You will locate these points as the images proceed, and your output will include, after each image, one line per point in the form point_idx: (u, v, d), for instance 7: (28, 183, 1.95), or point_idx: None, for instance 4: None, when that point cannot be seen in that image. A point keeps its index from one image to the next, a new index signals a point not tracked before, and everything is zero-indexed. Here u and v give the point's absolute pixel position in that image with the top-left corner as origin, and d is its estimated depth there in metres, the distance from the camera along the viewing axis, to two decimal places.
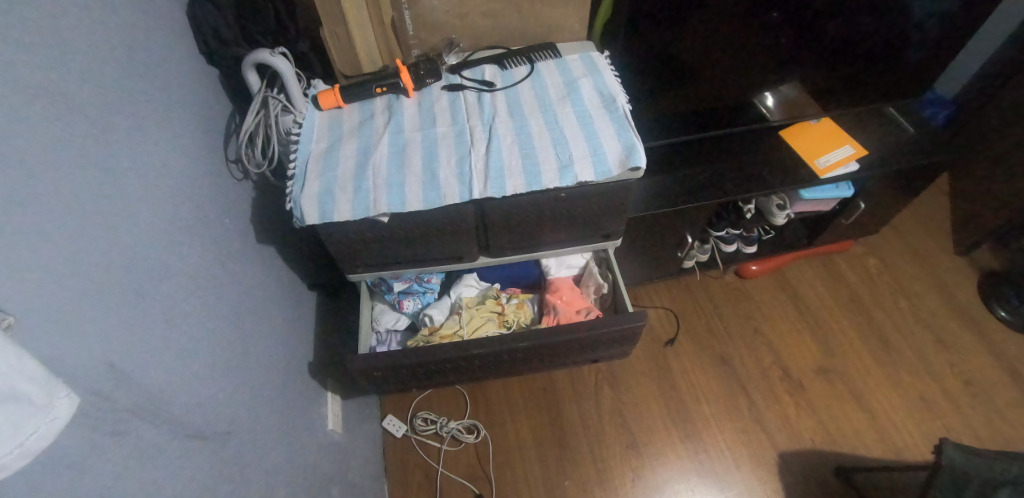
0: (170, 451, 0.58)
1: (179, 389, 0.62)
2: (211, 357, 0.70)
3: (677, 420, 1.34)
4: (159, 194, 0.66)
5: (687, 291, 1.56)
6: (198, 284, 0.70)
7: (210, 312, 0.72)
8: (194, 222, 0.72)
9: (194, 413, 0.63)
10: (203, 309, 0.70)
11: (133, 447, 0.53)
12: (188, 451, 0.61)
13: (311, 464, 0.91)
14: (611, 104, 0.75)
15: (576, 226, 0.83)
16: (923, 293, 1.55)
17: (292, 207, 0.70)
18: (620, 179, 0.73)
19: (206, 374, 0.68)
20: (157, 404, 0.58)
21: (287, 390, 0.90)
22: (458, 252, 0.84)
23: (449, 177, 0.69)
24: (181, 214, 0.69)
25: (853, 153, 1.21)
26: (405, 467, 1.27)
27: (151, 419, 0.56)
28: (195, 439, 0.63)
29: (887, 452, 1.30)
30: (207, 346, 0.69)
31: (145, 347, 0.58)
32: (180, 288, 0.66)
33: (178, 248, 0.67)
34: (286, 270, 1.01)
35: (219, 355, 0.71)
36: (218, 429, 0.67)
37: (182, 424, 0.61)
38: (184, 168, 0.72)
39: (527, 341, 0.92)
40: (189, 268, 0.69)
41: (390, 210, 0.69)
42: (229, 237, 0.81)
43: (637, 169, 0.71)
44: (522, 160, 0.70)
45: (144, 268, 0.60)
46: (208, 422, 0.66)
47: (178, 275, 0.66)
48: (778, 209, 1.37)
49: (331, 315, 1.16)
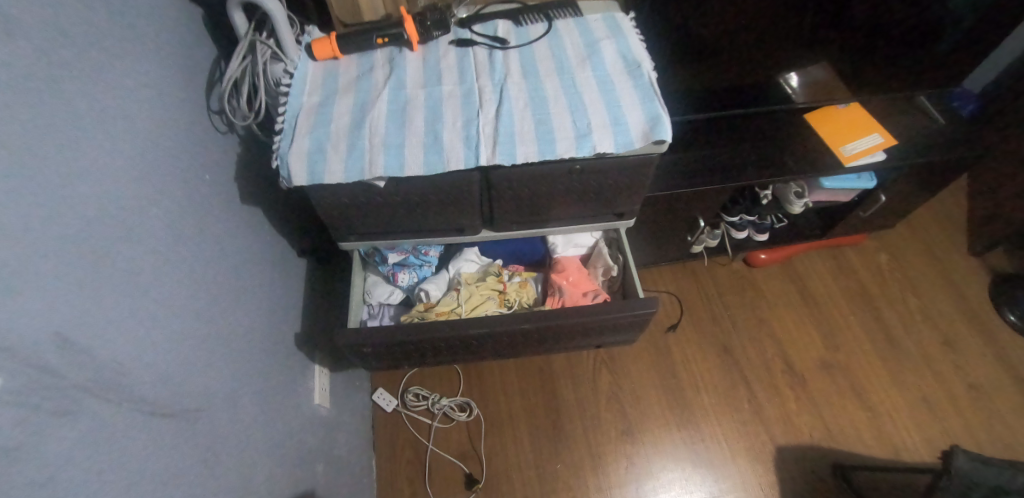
0: (133, 430, 0.53)
1: (142, 364, 0.56)
2: (182, 327, 0.64)
3: (677, 410, 1.30)
4: (126, 147, 0.59)
5: (693, 276, 1.51)
6: (170, 248, 0.64)
7: (184, 278, 0.66)
8: (166, 178, 0.66)
9: (160, 390, 0.58)
10: (177, 274, 0.65)
11: (87, 428, 0.48)
12: (153, 430, 0.56)
13: (293, 438, 0.87)
14: (635, 70, 0.68)
15: (588, 202, 0.77)
16: (933, 292, 1.51)
17: (279, 165, 0.63)
18: (642, 152, 0.66)
19: (176, 345, 0.62)
20: (116, 381, 0.53)
21: (269, 363, 0.85)
22: (459, 224, 0.79)
23: (454, 141, 0.63)
24: (151, 169, 0.63)
25: (881, 142, 1.13)
26: (395, 442, 1.24)
27: (106, 396, 0.51)
28: (161, 417, 0.58)
29: (885, 450, 1.29)
30: (179, 315, 0.64)
31: (102, 316, 0.52)
32: (147, 250, 0.60)
33: (146, 207, 0.61)
34: (274, 233, 0.95)
35: (193, 324, 0.67)
36: (189, 406, 0.63)
37: (147, 402, 0.56)
38: (156, 118, 0.65)
39: (529, 322, 0.87)
40: (159, 230, 0.63)
41: (387, 173, 0.62)
42: (208, 198, 0.74)
43: (661, 141, 0.64)
44: (536, 126, 0.63)
45: (102, 229, 0.54)
46: (175, 397, 0.61)
47: (145, 236, 0.60)
48: (795, 197, 1.27)
49: (321, 284, 1.11)
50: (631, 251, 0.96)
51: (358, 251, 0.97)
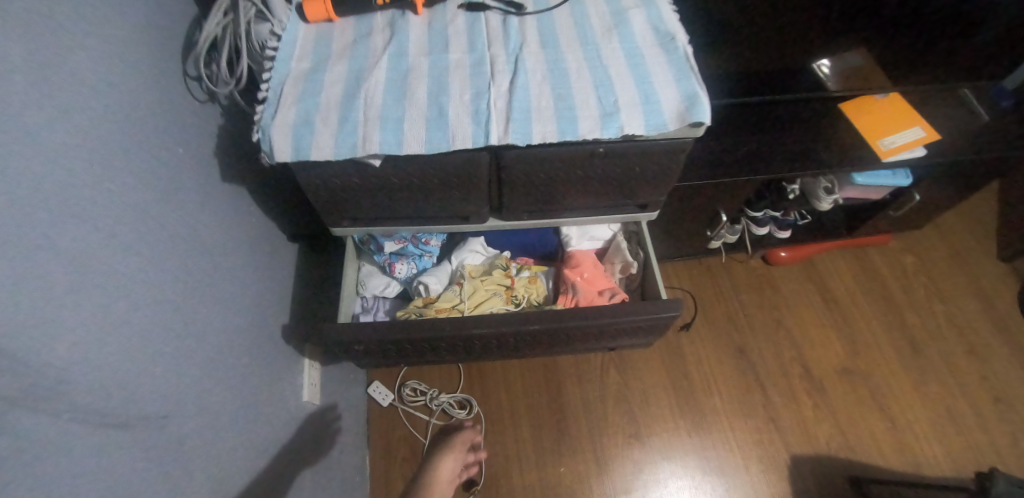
0: (86, 445, 0.46)
1: (97, 366, 0.49)
2: (152, 319, 0.58)
3: (688, 414, 1.24)
4: (85, 114, 0.51)
5: (708, 273, 1.43)
6: (139, 231, 0.58)
7: (156, 264, 0.60)
8: (137, 151, 0.59)
9: (123, 391, 0.52)
10: (147, 261, 0.58)
11: (31, 445, 0.41)
12: (112, 442, 0.49)
13: (275, 438, 0.81)
14: (668, 42, 0.60)
15: (607, 191, 0.70)
16: (960, 298, 1.43)
17: (260, 137, 0.56)
18: (676, 135, 0.59)
19: (144, 340, 0.56)
20: (66, 389, 0.45)
21: (252, 357, 0.78)
22: (464, 212, 0.72)
23: (461, 116, 0.55)
24: (120, 141, 0.56)
25: (921, 138, 1.02)
26: (390, 439, 1.18)
27: (53, 408, 0.44)
28: (125, 423, 0.51)
29: (905, 463, 1.23)
30: (149, 306, 0.57)
31: (50, 312, 0.45)
32: (113, 233, 0.53)
33: (109, 184, 0.54)
34: (259, 215, 0.87)
35: (165, 317, 0.60)
36: (158, 408, 0.56)
37: (104, 411, 0.49)
38: (122, 82, 0.57)
39: (538, 322, 0.80)
40: (127, 210, 0.56)
41: (383, 150, 0.55)
42: (183, 175, 0.67)
43: (699, 124, 0.57)
44: (555, 102, 0.56)
45: (52, 210, 0.46)
46: (141, 398, 0.54)
47: (107, 217, 0.53)
48: (824, 192, 1.18)
49: (308, 270, 1.04)
50: (653, 246, 0.90)
51: (353, 238, 0.90)
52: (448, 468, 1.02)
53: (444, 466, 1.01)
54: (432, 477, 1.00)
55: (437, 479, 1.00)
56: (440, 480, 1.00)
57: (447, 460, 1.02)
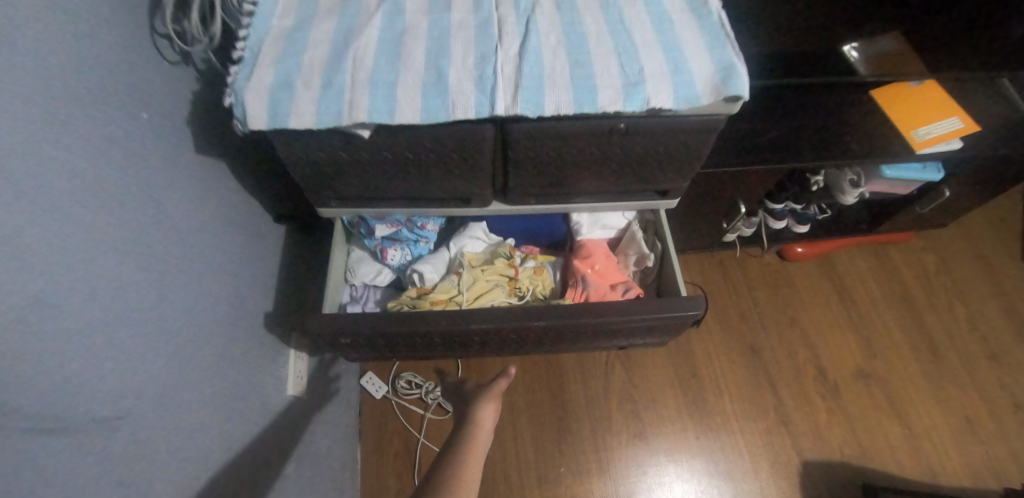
0: (30, 449, 0.41)
1: (44, 361, 0.43)
2: (113, 308, 0.52)
3: (696, 415, 1.18)
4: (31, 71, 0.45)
5: (721, 267, 1.37)
6: (100, 210, 0.52)
7: (119, 247, 0.54)
8: (99, 120, 0.53)
9: (75, 389, 0.46)
10: (108, 243, 0.53)
11: None
12: (60, 446, 0.44)
13: (253, 433, 0.75)
14: (701, 7, 0.54)
15: (622, 174, 0.64)
16: (983, 301, 1.36)
17: (232, 102, 0.50)
18: (709, 111, 0.53)
19: (104, 332, 0.51)
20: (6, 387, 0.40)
21: (229, 347, 0.73)
22: (464, 193, 0.65)
23: (463, 82, 0.49)
24: (78, 108, 0.50)
25: (961, 128, 0.96)
26: (382, 432, 1.12)
27: None
28: (79, 423, 0.46)
29: (920, 472, 1.17)
30: (110, 293, 0.52)
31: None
32: (68, 212, 0.48)
33: (59, 153, 0.47)
34: (241, 193, 0.81)
35: (129, 305, 0.54)
36: (119, 405, 0.51)
37: (50, 412, 0.43)
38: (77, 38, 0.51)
39: (543, 319, 0.74)
40: (87, 188, 0.50)
41: (372, 119, 0.49)
42: (151, 147, 0.61)
43: (736, 99, 0.51)
44: (571, 69, 0.49)
45: None
46: (96, 397, 0.49)
47: (56, 191, 0.47)
48: (850, 186, 1.11)
49: (295, 252, 0.99)
50: (672, 236, 0.84)
51: (342, 220, 0.85)
52: (489, 418, 0.84)
53: (484, 413, 0.84)
54: (471, 421, 0.81)
55: (479, 420, 0.81)
56: (483, 424, 0.81)
57: (486, 408, 0.85)
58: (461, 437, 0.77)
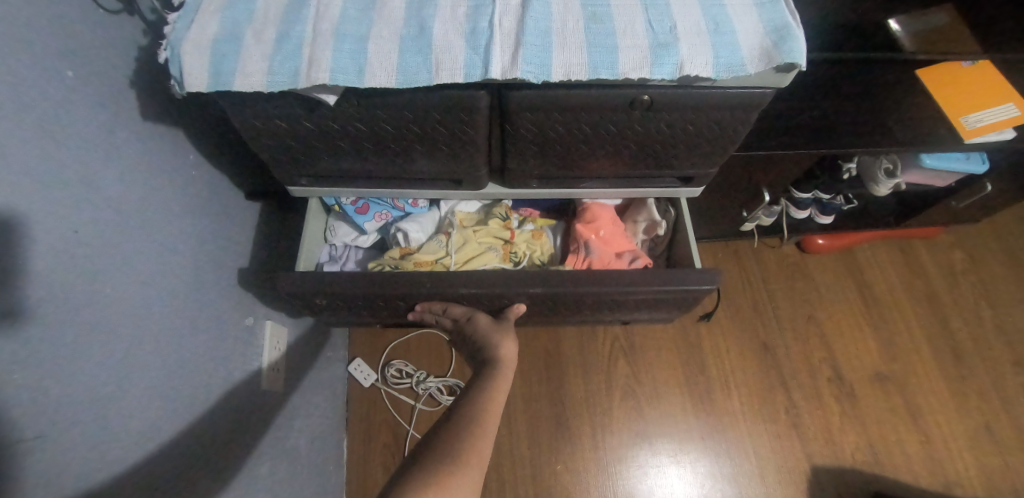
0: None
1: None
2: (43, 301, 0.46)
3: (703, 415, 1.12)
4: None
5: (735, 257, 1.29)
6: (25, 188, 0.45)
7: (48, 229, 0.47)
8: (24, 86, 0.46)
9: None
10: (38, 227, 0.46)
11: None
12: None
13: (220, 431, 0.69)
14: None
15: (640, 157, 0.56)
16: (1012, 303, 1.28)
17: (169, 58, 0.43)
18: (756, 82, 0.46)
19: (30, 329, 0.44)
20: None
21: (192, 336, 0.67)
22: (457, 174, 0.58)
23: (450, 35, 0.42)
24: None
25: (1014, 117, 0.83)
26: (370, 423, 1.07)
27: None
28: None
29: (936, 482, 1.10)
30: (37, 286, 0.45)
31: None
32: None
33: None
34: (203, 167, 0.73)
35: (62, 297, 0.48)
36: (48, 421, 0.45)
37: None
38: None
39: (540, 285, 0.67)
40: (7, 161, 0.43)
41: (335, 80, 0.41)
42: (90, 117, 0.53)
43: (789, 68, 0.44)
44: (586, 25, 0.42)
45: None
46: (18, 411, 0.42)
47: None
48: (884, 175, 1.03)
49: (271, 231, 0.91)
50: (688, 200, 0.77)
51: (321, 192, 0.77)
52: (512, 355, 0.70)
53: (507, 351, 0.70)
54: (494, 363, 0.68)
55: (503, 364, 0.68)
56: (508, 367, 0.68)
57: (509, 344, 0.70)
58: (483, 381, 0.65)
